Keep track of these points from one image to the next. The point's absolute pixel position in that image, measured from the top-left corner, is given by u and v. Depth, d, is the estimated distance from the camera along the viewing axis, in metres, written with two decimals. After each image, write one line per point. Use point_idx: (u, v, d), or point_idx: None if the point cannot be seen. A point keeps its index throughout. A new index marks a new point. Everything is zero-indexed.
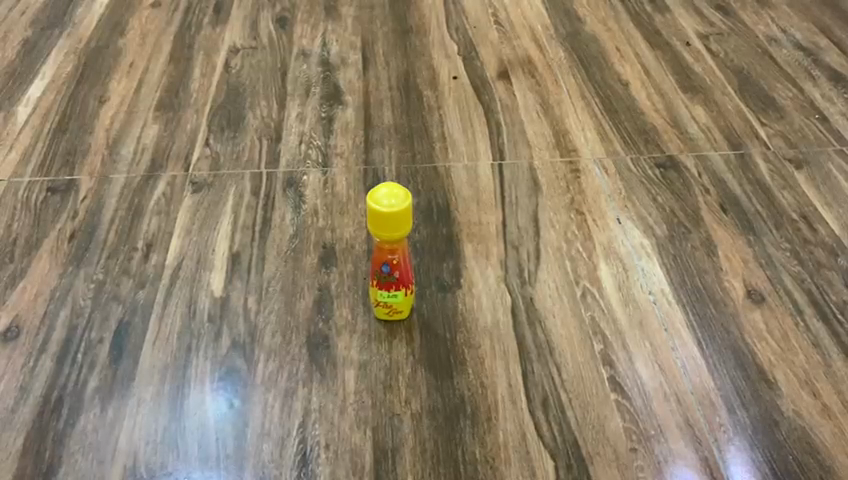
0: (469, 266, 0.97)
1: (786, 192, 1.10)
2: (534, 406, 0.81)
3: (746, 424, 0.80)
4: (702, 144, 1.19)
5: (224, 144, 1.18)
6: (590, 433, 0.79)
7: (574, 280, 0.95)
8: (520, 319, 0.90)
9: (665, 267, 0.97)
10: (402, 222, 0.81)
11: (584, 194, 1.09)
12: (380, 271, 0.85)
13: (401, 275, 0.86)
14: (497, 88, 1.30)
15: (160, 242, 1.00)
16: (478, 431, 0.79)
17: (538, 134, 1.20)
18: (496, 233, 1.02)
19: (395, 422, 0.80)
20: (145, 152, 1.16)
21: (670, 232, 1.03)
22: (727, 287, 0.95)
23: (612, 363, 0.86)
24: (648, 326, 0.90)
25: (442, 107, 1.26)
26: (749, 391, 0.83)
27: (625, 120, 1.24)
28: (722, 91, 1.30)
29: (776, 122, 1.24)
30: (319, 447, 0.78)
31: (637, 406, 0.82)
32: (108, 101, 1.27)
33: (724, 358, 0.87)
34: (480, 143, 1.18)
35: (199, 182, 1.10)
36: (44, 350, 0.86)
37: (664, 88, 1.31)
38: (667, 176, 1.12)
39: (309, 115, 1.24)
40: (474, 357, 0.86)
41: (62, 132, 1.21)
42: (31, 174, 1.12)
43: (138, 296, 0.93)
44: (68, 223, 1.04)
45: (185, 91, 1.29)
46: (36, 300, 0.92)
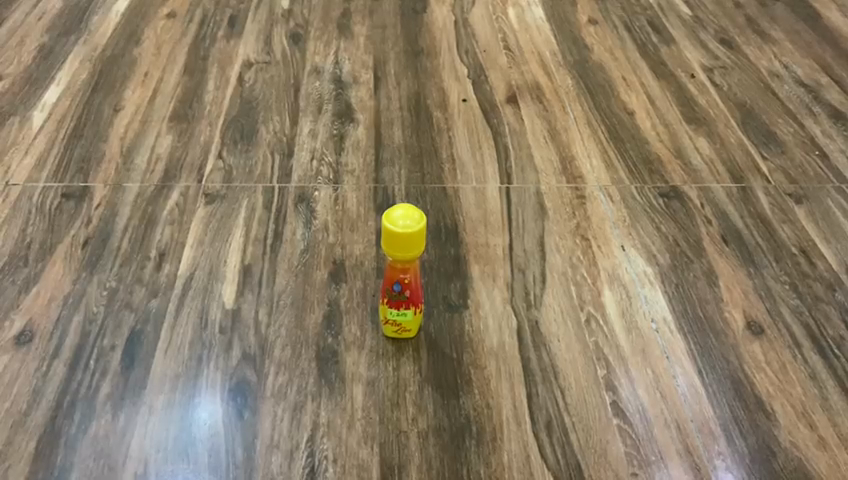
0: (475, 287, 0.99)
1: (786, 226, 1.12)
2: (538, 428, 0.83)
3: (745, 453, 0.82)
4: (705, 176, 1.21)
5: (237, 157, 1.20)
6: (592, 456, 0.81)
7: (579, 305, 0.97)
8: (525, 342, 0.92)
9: (668, 295, 1.00)
10: (415, 244, 0.83)
11: (589, 221, 1.11)
12: (392, 289, 0.87)
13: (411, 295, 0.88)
14: (505, 112, 1.33)
15: (173, 252, 1.02)
16: (483, 451, 0.80)
17: (546, 159, 1.23)
18: (503, 256, 1.04)
19: (402, 439, 0.81)
20: (159, 161, 1.18)
21: (673, 261, 1.05)
22: (727, 318, 0.97)
23: (614, 388, 0.88)
24: (650, 353, 0.92)
25: (451, 128, 1.28)
26: (748, 420, 0.85)
27: (630, 149, 1.26)
28: (725, 124, 1.33)
29: (778, 156, 1.27)
30: (327, 461, 0.79)
31: (638, 431, 0.83)
32: (123, 109, 1.29)
33: (723, 387, 0.89)
34: (488, 166, 1.20)
35: (212, 193, 1.12)
36: (57, 355, 0.88)
37: (669, 119, 1.34)
38: (670, 205, 1.15)
39: (321, 131, 1.26)
40: (480, 378, 0.87)
41: (77, 139, 1.22)
42: (46, 179, 1.14)
43: (150, 304, 0.94)
44: (82, 229, 1.05)
45: (199, 103, 1.31)
46: (49, 304, 0.94)
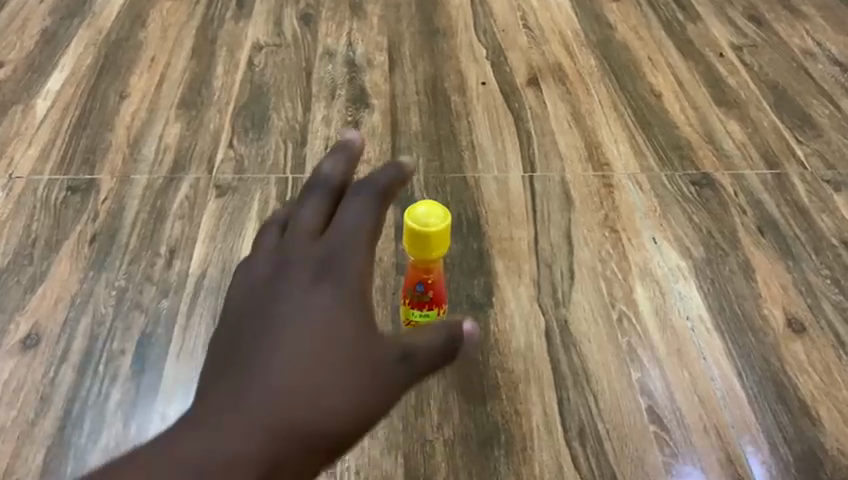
0: (500, 284, 0.94)
1: (825, 216, 1.07)
2: (571, 436, 0.79)
3: (790, 462, 0.78)
4: (738, 162, 1.16)
5: (248, 146, 1.15)
6: (628, 467, 0.77)
7: (609, 302, 0.92)
8: (554, 343, 0.87)
9: (703, 291, 0.95)
10: (439, 242, 0.78)
11: (618, 211, 1.06)
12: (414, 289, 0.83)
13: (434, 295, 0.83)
14: (527, 95, 1.27)
15: (184, 248, 0.98)
16: (513, 461, 0.77)
17: (570, 145, 1.17)
18: (528, 250, 0.99)
19: (428, 448, 0.77)
20: (167, 151, 1.13)
21: (708, 254, 1.00)
22: (766, 315, 0.92)
23: (650, 392, 0.83)
24: (686, 354, 0.87)
25: (471, 113, 1.23)
26: (792, 426, 0.81)
27: (658, 134, 1.20)
28: (757, 106, 1.27)
29: (814, 140, 1.20)
30: (349, 473, 0.75)
31: (676, 439, 0.79)
32: (129, 97, 1.24)
33: (765, 390, 0.84)
34: (511, 153, 1.15)
35: (223, 185, 1.07)
36: (65, 360, 0.84)
37: (698, 101, 1.28)
38: (702, 194, 1.09)
39: (335, 118, 1.21)
40: (507, 382, 0.83)
41: (82, 128, 1.18)
42: (50, 171, 1.09)
43: (161, 305, 0.90)
44: (89, 224, 1.01)
45: (208, 88, 1.26)
46: (56, 305, 0.90)
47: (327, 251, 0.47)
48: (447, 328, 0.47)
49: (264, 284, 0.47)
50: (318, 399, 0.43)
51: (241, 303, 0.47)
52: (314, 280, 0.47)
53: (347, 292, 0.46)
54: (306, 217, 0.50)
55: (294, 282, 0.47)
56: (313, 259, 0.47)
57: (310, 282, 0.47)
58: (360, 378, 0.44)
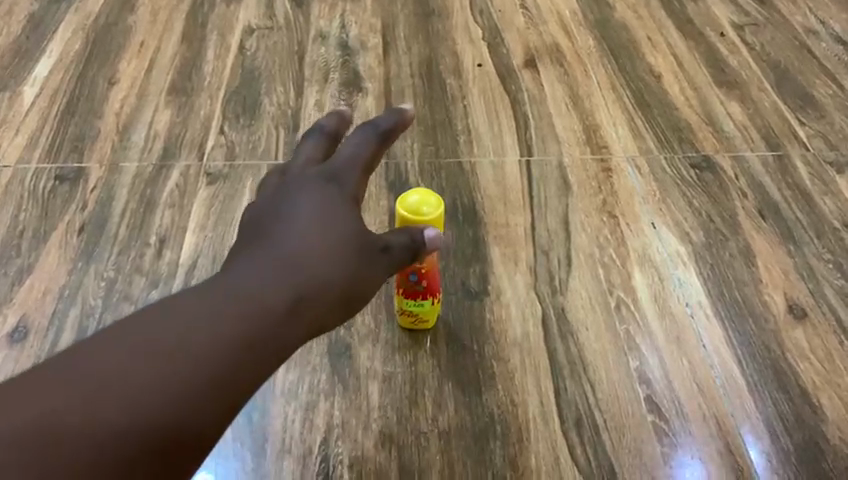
0: (496, 272, 0.93)
1: (828, 198, 1.05)
2: (567, 426, 0.78)
3: (790, 451, 0.77)
4: (738, 144, 1.13)
5: (239, 132, 1.12)
6: (626, 458, 0.75)
7: (607, 289, 0.91)
8: (551, 332, 0.86)
9: (703, 277, 0.93)
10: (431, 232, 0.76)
11: (617, 196, 1.04)
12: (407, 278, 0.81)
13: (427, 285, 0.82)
14: (523, 77, 1.24)
15: (174, 238, 0.96)
16: (509, 453, 0.75)
17: (568, 129, 1.15)
18: (525, 237, 0.97)
19: (422, 441, 0.76)
20: (157, 138, 1.11)
21: (707, 239, 0.98)
22: (767, 301, 0.91)
23: (648, 381, 0.82)
24: (685, 341, 0.86)
25: (467, 96, 1.20)
26: (792, 415, 0.79)
27: (658, 116, 1.18)
28: (758, 87, 1.25)
29: (816, 121, 1.18)
30: (342, 466, 0.74)
31: (675, 428, 0.78)
32: (118, 82, 1.22)
33: (765, 378, 0.83)
34: (507, 137, 1.13)
35: (214, 173, 1.06)
36: (53, 353, 0.83)
37: (698, 81, 1.25)
38: (702, 177, 1.07)
39: (328, 102, 1.19)
40: (503, 372, 0.82)
41: (70, 115, 1.15)
42: (38, 160, 1.07)
43: (151, 296, 0.89)
44: (77, 214, 0.99)
45: (198, 73, 1.24)
46: (44, 298, 0.88)
47: (332, 171, 0.66)
48: (418, 234, 0.67)
49: (280, 197, 0.64)
50: (317, 272, 0.58)
51: (265, 206, 0.64)
52: (322, 186, 0.65)
53: (345, 197, 0.64)
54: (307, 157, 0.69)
55: (304, 189, 0.64)
56: (323, 174, 0.66)
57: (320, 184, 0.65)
58: (349, 258, 0.60)
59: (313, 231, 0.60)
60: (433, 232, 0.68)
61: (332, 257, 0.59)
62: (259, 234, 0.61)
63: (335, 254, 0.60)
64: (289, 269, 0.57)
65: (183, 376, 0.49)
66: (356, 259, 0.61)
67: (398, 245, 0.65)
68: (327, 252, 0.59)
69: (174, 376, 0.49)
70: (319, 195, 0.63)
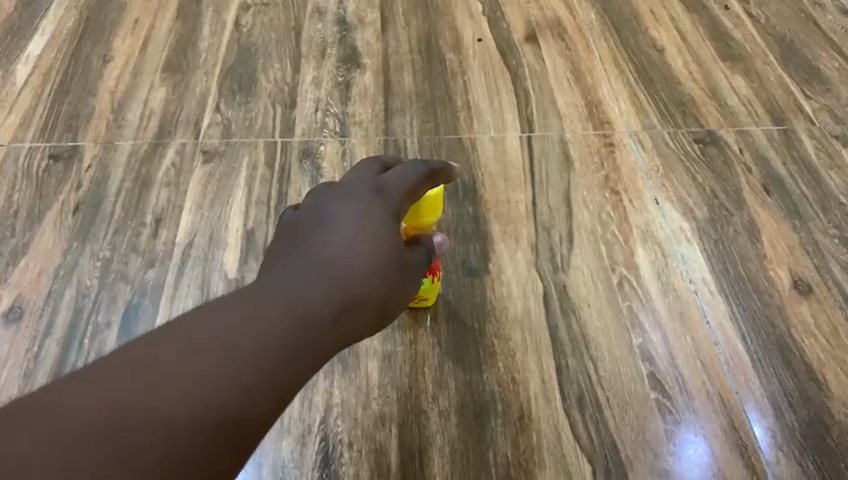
0: (497, 249, 0.91)
1: (833, 172, 1.03)
2: (569, 404, 0.77)
3: (795, 428, 0.76)
4: (743, 118, 1.11)
5: (236, 110, 1.11)
6: (629, 435, 0.75)
7: (610, 266, 0.90)
8: (552, 309, 0.85)
9: (706, 253, 0.92)
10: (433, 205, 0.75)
11: (619, 171, 1.02)
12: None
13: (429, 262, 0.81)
14: (524, 52, 1.22)
15: (170, 217, 0.95)
16: (510, 431, 0.75)
17: (570, 104, 1.13)
18: (526, 214, 0.96)
19: (422, 419, 0.75)
20: (152, 117, 1.10)
21: (711, 215, 0.97)
22: (772, 277, 0.89)
23: (651, 358, 0.81)
24: (689, 318, 0.85)
25: (466, 72, 1.18)
26: (797, 391, 0.78)
27: (660, 90, 1.16)
28: (763, 60, 1.22)
29: (822, 94, 1.16)
30: (342, 445, 0.73)
31: (678, 405, 0.77)
32: (113, 60, 1.20)
33: (770, 355, 0.82)
34: (507, 112, 1.11)
35: (210, 150, 1.04)
36: (49, 334, 0.82)
37: (701, 55, 1.23)
38: (706, 152, 1.06)
39: (325, 79, 1.17)
40: (505, 350, 0.81)
41: (64, 93, 1.14)
42: (32, 139, 1.06)
43: (147, 276, 0.88)
44: (72, 194, 0.98)
45: (194, 50, 1.22)
46: (39, 278, 0.87)
47: (379, 183, 0.65)
48: (432, 241, 0.69)
49: (319, 205, 0.62)
50: (365, 281, 0.56)
51: (307, 211, 0.62)
52: (370, 197, 0.63)
53: (389, 210, 0.63)
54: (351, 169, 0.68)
55: (347, 197, 0.63)
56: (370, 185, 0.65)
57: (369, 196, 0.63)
58: (390, 271, 0.58)
59: (359, 239, 0.58)
60: (442, 239, 0.70)
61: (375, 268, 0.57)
62: (302, 240, 0.58)
63: (378, 265, 0.58)
64: (338, 275, 0.54)
65: (240, 377, 0.44)
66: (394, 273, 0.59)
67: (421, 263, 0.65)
68: (371, 263, 0.57)
69: (232, 376, 0.44)
70: (363, 204, 0.62)
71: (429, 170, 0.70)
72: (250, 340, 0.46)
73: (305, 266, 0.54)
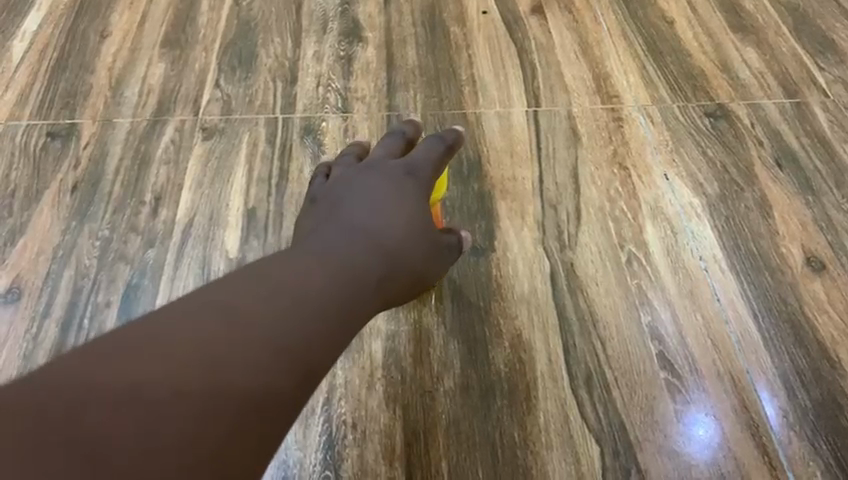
0: (503, 227, 0.89)
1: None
2: (577, 384, 0.75)
3: (807, 408, 0.74)
4: (754, 91, 1.08)
5: (236, 86, 1.08)
6: (638, 415, 0.73)
7: (618, 243, 0.88)
8: (560, 287, 0.83)
9: (717, 229, 0.90)
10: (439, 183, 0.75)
11: (628, 147, 1.00)
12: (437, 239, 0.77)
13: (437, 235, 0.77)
14: (530, 25, 1.19)
15: (170, 195, 0.93)
16: (516, 412, 0.73)
17: (577, 77, 1.10)
18: (532, 190, 0.94)
19: (427, 400, 0.74)
20: (151, 94, 1.08)
21: (722, 190, 0.94)
22: (784, 254, 0.87)
23: (660, 337, 0.79)
24: (699, 295, 0.83)
25: (471, 45, 1.15)
26: (809, 370, 0.77)
27: (670, 63, 1.13)
28: (775, 31, 1.19)
29: (836, 67, 1.13)
30: (345, 427, 0.72)
31: (687, 385, 0.76)
32: (110, 35, 1.17)
33: (782, 333, 0.80)
34: (513, 87, 1.09)
35: (210, 128, 1.02)
36: (48, 314, 0.81)
37: (712, 26, 1.19)
38: (717, 126, 1.03)
39: (327, 53, 1.14)
40: (511, 329, 0.79)
41: (61, 70, 1.11)
42: (29, 117, 1.04)
43: (146, 256, 0.86)
44: (70, 172, 0.96)
45: (192, 25, 1.19)
46: (37, 258, 0.86)
47: (409, 166, 0.70)
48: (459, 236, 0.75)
49: (349, 189, 0.66)
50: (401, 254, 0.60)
51: (343, 191, 0.67)
52: (402, 180, 0.68)
53: (420, 192, 0.68)
54: (385, 153, 0.73)
55: (381, 179, 0.68)
56: (401, 168, 0.70)
57: (400, 178, 0.68)
58: (421, 246, 0.63)
59: (380, 225, 0.61)
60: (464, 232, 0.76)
61: (394, 253, 0.60)
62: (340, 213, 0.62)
63: (399, 249, 0.60)
64: (361, 257, 0.57)
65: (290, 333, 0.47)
66: (413, 257, 0.62)
67: (449, 247, 0.70)
68: (392, 247, 0.60)
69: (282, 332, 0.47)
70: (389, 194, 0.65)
71: (447, 144, 0.75)
72: (281, 316, 0.48)
73: (330, 247, 0.56)
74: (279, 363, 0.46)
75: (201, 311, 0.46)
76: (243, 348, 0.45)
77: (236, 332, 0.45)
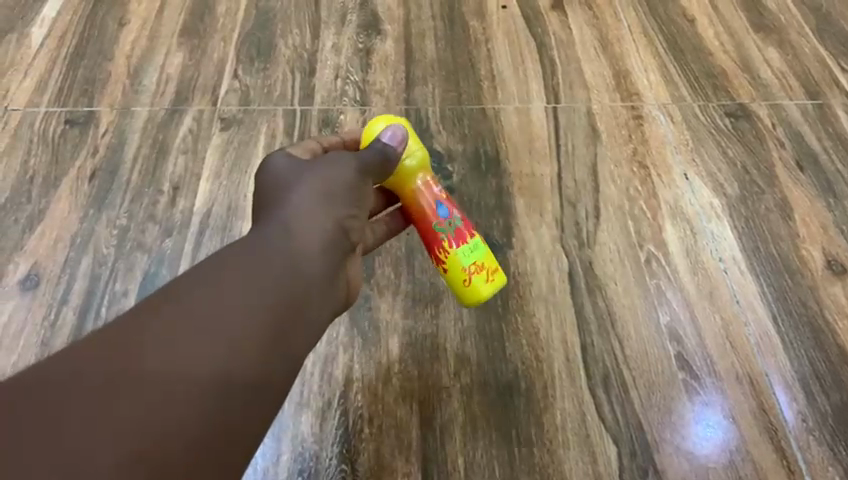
0: (521, 224, 0.89)
1: None
2: (594, 383, 0.75)
3: (826, 412, 0.74)
4: (776, 92, 1.07)
5: (254, 77, 1.08)
6: (655, 416, 0.73)
7: (637, 243, 0.87)
8: (578, 286, 0.83)
9: (737, 230, 0.89)
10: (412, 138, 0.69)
11: (648, 145, 0.99)
12: (434, 215, 0.69)
13: (423, 207, 0.69)
14: (550, 20, 1.18)
15: (187, 185, 0.93)
16: (534, 410, 0.73)
17: (597, 74, 1.09)
18: (551, 187, 0.93)
19: (444, 396, 0.74)
20: (169, 82, 1.07)
21: (742, 191, 0.94)
22: (804, 256, 0.87)
23: (679, 338, 0.79)
24: (717, 297, 0.82)
25: (490, 40, 1.14)
26: (829, 374, 0.76)
27: (691, 62, 1.12)
28: (797, 30, 1.17)
29: None
30: (362, 421, 0.72)
31: (705, 386, 0.75)
32: (129, 23, 1.17)
33: (801, 337, 0.79)
34: (532, 83, 1.08)
35: (228, 118, 1.02)
36: (66, 302, 0.82)
37: (733, 25, 1.18)
38: (738, 126, 1.02)
39: (345, 46, 1.13)
40: (528, 327, 0.79)
41: (80, 57, 1.11)
42: (48, 104, 1.04)
43: (164, 245, 0.87)
44: (88, 160, 0.96)
45: (211, 14, 1.18)
46: (55, 245, 0.87)
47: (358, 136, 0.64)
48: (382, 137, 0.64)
49: (266, 180, 0.60)
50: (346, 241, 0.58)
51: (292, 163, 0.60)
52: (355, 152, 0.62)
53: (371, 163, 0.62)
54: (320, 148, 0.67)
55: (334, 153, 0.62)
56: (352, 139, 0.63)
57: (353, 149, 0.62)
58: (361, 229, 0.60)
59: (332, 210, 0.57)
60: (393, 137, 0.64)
61: (330, 247, 0.55)
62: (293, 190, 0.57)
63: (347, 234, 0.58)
64: (288, 256, 0.52)
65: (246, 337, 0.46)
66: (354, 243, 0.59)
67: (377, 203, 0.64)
68: (323, 240, 0.55)
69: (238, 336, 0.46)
70: (331, 175, 0.59)
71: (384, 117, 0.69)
72: (204, 337, 0.44)
73: (254, 247, 0.51)
74: (228, 381, 0.44)
75: (138, 338, 0.43)
76: (167, 374, 0.42)
77: (156, 360, 0.42)
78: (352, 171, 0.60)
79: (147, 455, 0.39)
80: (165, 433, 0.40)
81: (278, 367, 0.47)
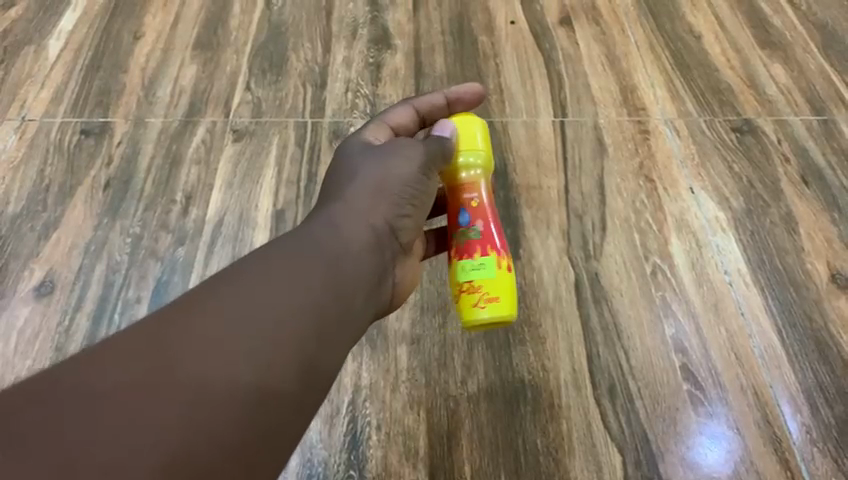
0: (529, 235, 0.90)
1: None
2: (600, 393, 0.76)
3: (830, 425, 0.74)
4: (782, 108, 1.08)
5: (266, 90, 1.10)
6: (660, 426, 0.74)
7: (643, 255, 0.88)
8: (584, 297, 0.84)
9: (742, 243, 0.90)
10: (469, 138, 0.68)
11: (654, 159, 1.00)
12: (456, 221, 0.68)
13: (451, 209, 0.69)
14: (558, 36, 1.19)
15: (200, 195, 0.95)
16: (540, 419, 0.74)
17: (604, 89, 1.11)
18: (558, 199, 0.94)
19: (451, 404, 0.75)
20: (183, 94, 1.09)
21: (747, 205, 0.95)
22: (810, 270, 0.87)
23: (684, 349, 0.79)
24: (723, 309, 0.83)
25: (499, 55, 1.16)
26: (834, 387, 0.77)
27: (697, 78, 1.13)
28: (803, 48, 1.18)
29: None
30: (370, 428, 0.73)
31: (710, 397, 0.76)
32: (144, 36, 1.19)
33: (806, 350, 0.80)
34: (540, 97, 1.09)
35: (240, 129, 1.04)
36: (79, 308, 0.84)
37: (739, 42, 1.19)
38: (743, 141, 1.03)
39: (355, 59, 1.15)
40: (535, 337, 0.80)
41: (95, 69, 1.13)
42: (64, 114, 1.06)
43: (177, 253, 0.88)
44: (103, 169, 0.98)
45: (224, 27, 1.20)
46: (70, 252, 0.88)
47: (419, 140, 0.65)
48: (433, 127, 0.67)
49: (334, 170, 0.64)
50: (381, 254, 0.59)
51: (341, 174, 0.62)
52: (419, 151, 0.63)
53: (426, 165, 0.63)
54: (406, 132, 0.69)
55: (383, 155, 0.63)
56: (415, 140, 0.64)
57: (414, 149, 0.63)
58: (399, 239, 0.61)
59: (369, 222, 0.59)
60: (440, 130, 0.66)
61: (363, 258, 0.56)
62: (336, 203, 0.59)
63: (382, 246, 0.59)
64: (325, 264, 0.53)
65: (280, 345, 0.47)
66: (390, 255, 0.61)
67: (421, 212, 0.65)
68: (356, 251, 0.56)
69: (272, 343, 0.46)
70: (374, 187, 0.60)
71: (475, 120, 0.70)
72: (242, 342, 0.45)
73: (293, 251, 0.52)
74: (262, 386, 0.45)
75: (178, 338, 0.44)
76: (204, 377, 0.43)
77: (194, 362, 0.43)
78: (403, 175, 0.61)
79: (184, 453, 0.39)
80: (204, 435, 0.41)
81: (308, 379, 0.48)
